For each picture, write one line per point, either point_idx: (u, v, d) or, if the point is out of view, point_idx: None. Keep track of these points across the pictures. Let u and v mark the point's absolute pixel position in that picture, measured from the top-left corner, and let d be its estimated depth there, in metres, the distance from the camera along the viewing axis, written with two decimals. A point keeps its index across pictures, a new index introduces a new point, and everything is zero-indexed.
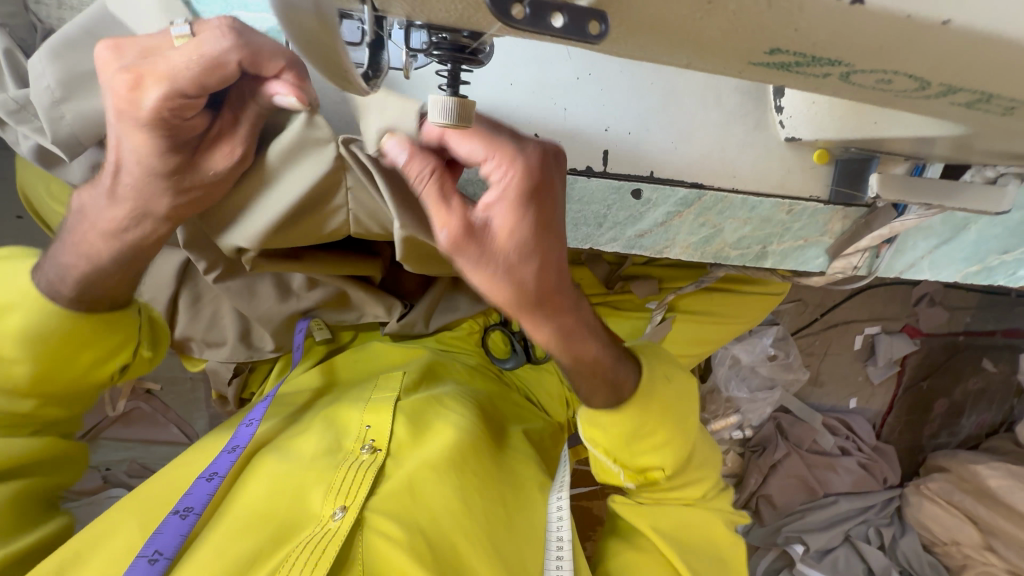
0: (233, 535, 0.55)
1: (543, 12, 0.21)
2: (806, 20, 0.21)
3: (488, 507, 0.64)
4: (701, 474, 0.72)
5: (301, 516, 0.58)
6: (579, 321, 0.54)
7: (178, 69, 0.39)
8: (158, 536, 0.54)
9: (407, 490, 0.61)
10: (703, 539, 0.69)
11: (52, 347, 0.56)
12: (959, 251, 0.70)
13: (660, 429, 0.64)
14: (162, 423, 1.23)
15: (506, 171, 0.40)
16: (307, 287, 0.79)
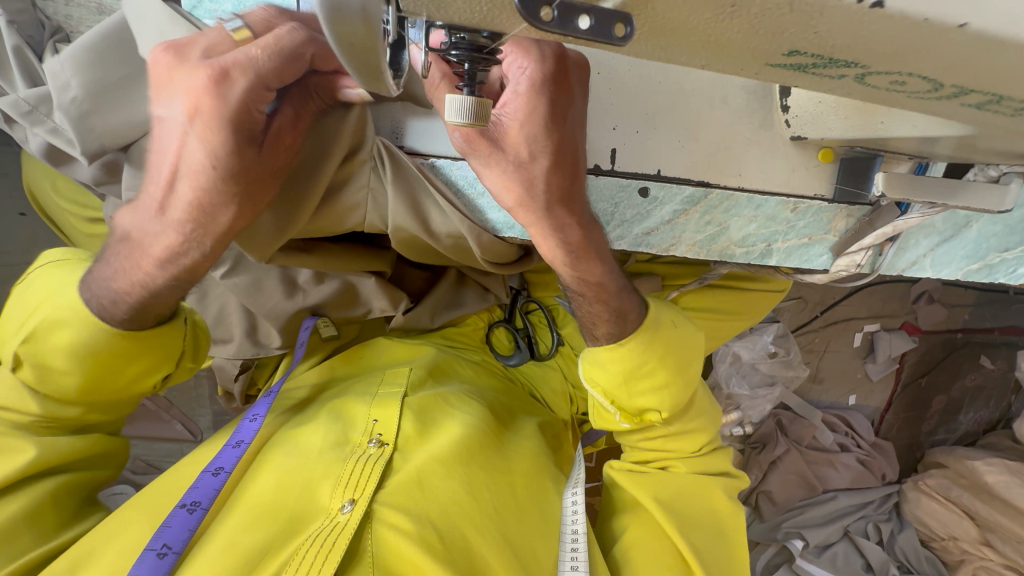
0: (243, 529, 0.56)
1: (570, 15, 0.21)
2: (826, 24, 0.22)
3: (498, 497, 0.65)
4: (698, 434, 0.73)
5: (310, 507, 0.59)
6: (591, 238, 0.57)
7: (261, 60, 0.40)
8: (165, 529, 0.55)
9: (415, 483, 0.62)
10: (705, 509, 0.70)
11: (93, 359, 0.56)
12: (960, 249, 0.71)
13: (659, 371, 0.65)
14: (167, 420, 1.23)
15: (520, 66, 0.44)
16: (314, 282, 0.80)
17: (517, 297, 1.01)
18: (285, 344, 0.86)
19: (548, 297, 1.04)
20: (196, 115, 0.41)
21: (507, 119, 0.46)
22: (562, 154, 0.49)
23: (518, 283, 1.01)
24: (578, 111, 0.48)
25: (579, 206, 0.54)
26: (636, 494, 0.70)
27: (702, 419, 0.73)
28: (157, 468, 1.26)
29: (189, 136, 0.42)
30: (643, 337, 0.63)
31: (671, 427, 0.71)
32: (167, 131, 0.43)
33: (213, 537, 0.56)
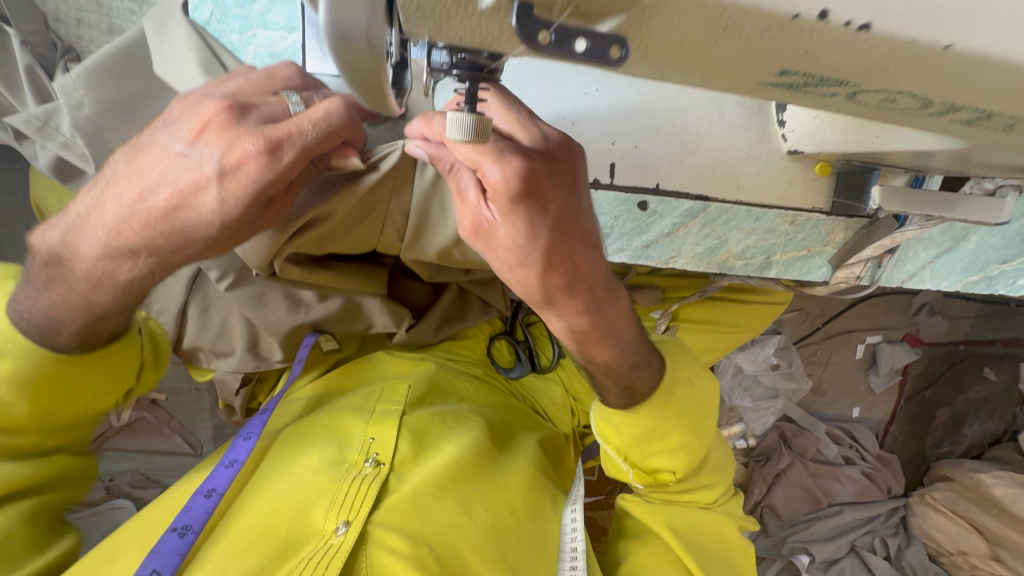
0: (237, 552, 0.55)
1: (567, 38, 0.22)
2: (814, 46, 0.23)
3: (494, 516, 0.64)
4: (715, 479, 0.72)
5: (305, 529, 0.58)
6: (597, 320, 0.56)
7: (311, 141, 0.42)
8: (155, 555, 0.54)
9: (411, 504, 0.61)
10: (715, 535, 0.69)
11: (60, 378, 0.54)
12: (959, 261, 0.71)
13: (673, 432, 0.64)
14: (168, 433, 1.23)
15: (496, 171, 0.42)
16: (318, 298, 0.80)
17: (518, 310, 1.02)
18: (286, 357, 0.86)
19: None
20: (227, 173, 0.41)
21: (502, 225, 0.46)
22: (556, 246, 0.47)
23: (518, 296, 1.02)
24: (574, 199, 0.47)
25: (592, 287, 0.52)
26: (647, 518, 0.68)
27: (720, 466, 0.73)
28: (157, 482, 1.26)
29: (207, 185, 0.41)
30: (665, 396, 0.63)
31: (688, 486, 0.70)
32: (177, 172, 0.41)
33: (207, 559, 0.56)
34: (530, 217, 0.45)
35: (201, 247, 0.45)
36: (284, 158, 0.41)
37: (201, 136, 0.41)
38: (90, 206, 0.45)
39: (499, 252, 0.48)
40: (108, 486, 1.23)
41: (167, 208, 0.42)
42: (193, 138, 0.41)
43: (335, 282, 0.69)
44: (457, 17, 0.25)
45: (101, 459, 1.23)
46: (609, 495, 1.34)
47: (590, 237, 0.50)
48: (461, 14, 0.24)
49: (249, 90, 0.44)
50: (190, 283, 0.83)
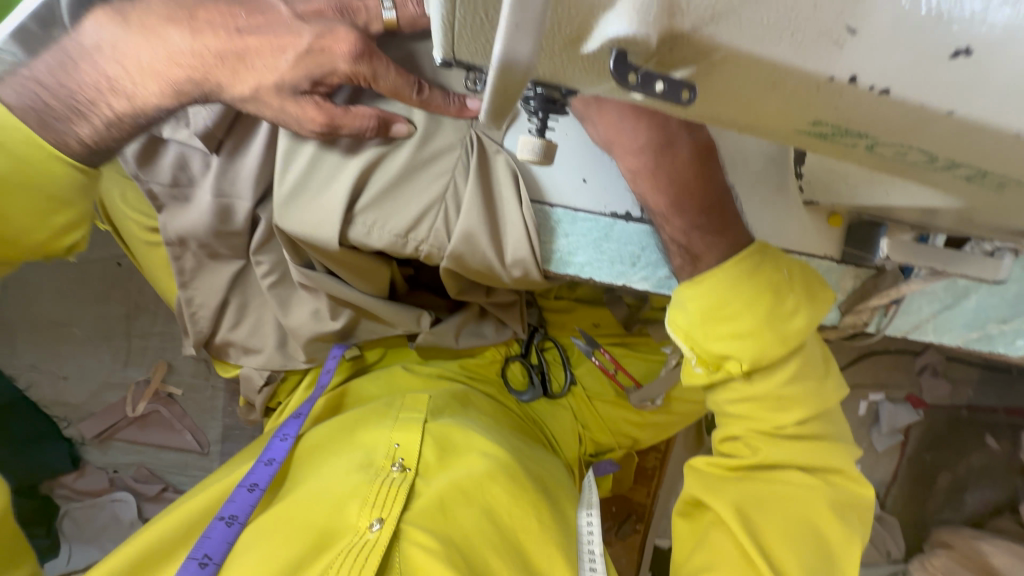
0: (276, 545, 0.59)
1: (651, 80, 0.26)
2: (845, 102, 0.28)
3: (518, 522, 0.66)
4: (783, 383, 0.57)
5: (340, 525, 0.62)
6: (715, 243, 0.56)
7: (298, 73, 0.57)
8: (207, 540, 0.61)
9: (439, 508, 0.64)
10: (797, 518, 0.55)
11: (14, 191, 0.56)
12: (960, 317, 0.76)
13: (744, 312, 0.54)
14: (177, 429, 1.23)
15: (643, 128, 0.54)
16: (332, 310, 0.85)
17: (535, 333, 1.07)
18: (310, 359, 0.92)
19: (563, 336, 1.11)
20: (307, 53, 0.56)
21: (630, 138, 0.55)
22: (676, 180, 0.55)
23: (537, 320, 1.08)
24: (708, 170, 0.56)
25: (701, 210, 0.56)
26: (707, 500, 0.58)
27: (798, 391, 0.57)
28: (159, 478, 1.25)
29: (283, 52, 0.57)
30: (736, 269, 0.54)
31: (770, 454, 0.58)
32: (266, 43, 0.58)
33: (246, 555, 0.59)
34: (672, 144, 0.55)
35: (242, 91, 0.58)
36: (342, 70, 0.55)
37: (313, 12, 0.59)
38: (177, 12, 0.58)
39: (625, 152, 0.56)
40: (111, 477, 1.23)
41: (246, 46, 0.57)
42: (308, 17, 0.59)
43: (352, 265, 0.74)
44: (561, 59, 0.28)
45: (109, 450, 1.23)
46: (607, 533, 1.36)
47: (738, 224, 0.57)
48: (564, 57, 0.28)
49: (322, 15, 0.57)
50: (231, 282, 0.87)
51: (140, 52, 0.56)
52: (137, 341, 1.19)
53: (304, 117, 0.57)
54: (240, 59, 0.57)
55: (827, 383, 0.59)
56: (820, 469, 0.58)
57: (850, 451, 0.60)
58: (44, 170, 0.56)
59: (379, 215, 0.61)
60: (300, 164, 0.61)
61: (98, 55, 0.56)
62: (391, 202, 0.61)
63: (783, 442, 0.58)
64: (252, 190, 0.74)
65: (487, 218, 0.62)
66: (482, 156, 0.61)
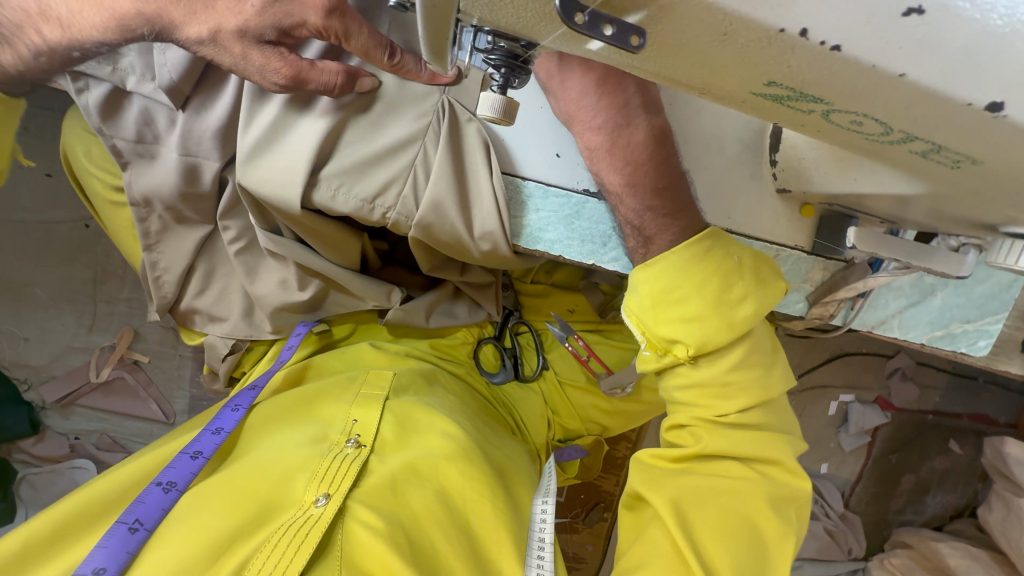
0: (214, 514, 0.58)
1: (598, 22, 0.26)
2: (796, 60, 0.27)
3: (471, 503, 0.66)
4: (729, 369, 0.57)
5: (286, 496, 0.61)
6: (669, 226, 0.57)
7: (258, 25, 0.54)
8: (141, 505, 0.58)
9: (390, 488, 0.63)
10: (733, 510, 0.55)
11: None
12: (926, 315, 0.77)
13: (695, 296, 0.53)
14: (142, 398, 1.20)
15: (601, 105, 0.55)
16: (302, 280, 0.83)
17: (510, 316, 1.08)
18: (276, 330, 0.90)
19: (538, 321, 1.11)
20: (275, 2, 0.54)
21: (588, 116, 0.56)
22: (630, 160, 0.57)
23: (512, 303, 1.09)
24: (663, 153, 0.57)
25: (654, 193, 0.57)
26: (648, 495, 0.58)
27: (742, 378, 0.58)
28: (122, 447, 1.22)
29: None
30: (689, 251, 0.54)
31: (713, 447, 0.58)
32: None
33: (180, 523, 0.57)
34: (630, 125, 0.56)
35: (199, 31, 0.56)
36: (312, 24, 0.53)
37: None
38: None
39: (584, 131, 0.57)
40: (72, 444, 1.20)
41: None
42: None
43: (318, 232, 0.73)
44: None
45: (70, 416, 1.20)
46: (574, 520, 1.37)
47: (691, 210, 0.58)
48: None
49: None
50: (198, 247, 0.86)
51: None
52: (103, 305, 1.16)
53: (268, 70, 0.54)
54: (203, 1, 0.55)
55: (771, 372, 0.60)
56: (757, 460, 0.58)
57: (790, 444, 0.60)
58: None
59: (345, 177, 0.60)
60: (263, 124, 0.59)
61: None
62: (357, 164, 0.59)
63: (726, 430, 0.58)
64: (218, 151, 0.72)
65: (456, 187, 0.61)
66: (453, 122, 0.60)
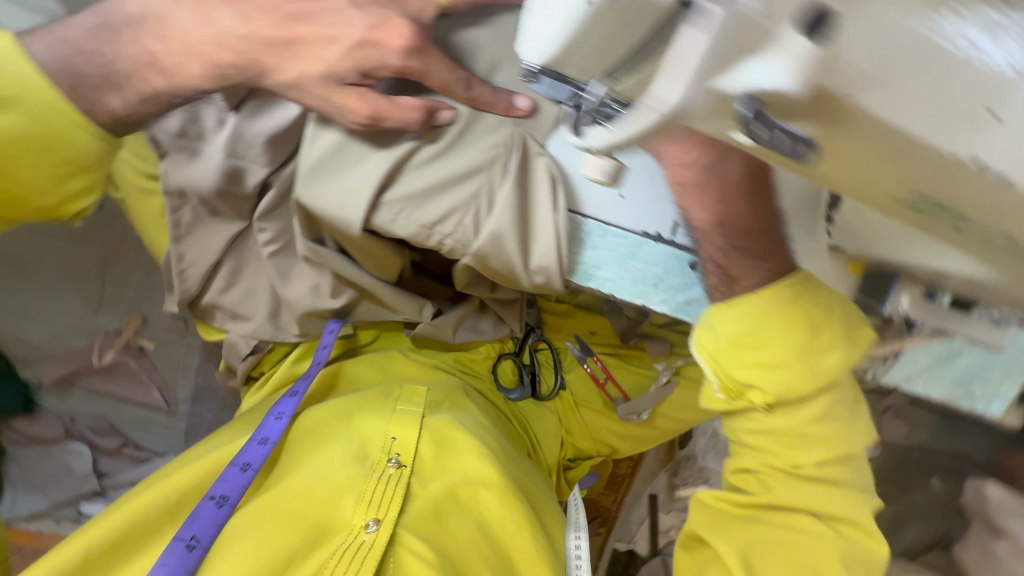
0: (265, 535, 0.58)
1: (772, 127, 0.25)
2: (959, 185, 0.27)
3: (509, 535, 0.66)
4: (811, 421, 0.58)
5: (333, 520, 0.61)
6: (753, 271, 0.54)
7: (336, 61, 0.52)
8: (196, 520, 0.60)
9: (433, 515, 0.63)
10: (806, 563, 0.57)
11: (13, 154, 0.50)
12: (948, 374, 0.78)
13: (778, 342, 0.54)
14: (145, 384, 1.17)
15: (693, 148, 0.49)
16: (335, 289, 0.82)
17: (530, 333, 1.07)
18: (303, 333, 0.88)
19: (558, 339, 1.10)
20: (357, 47, 0.52)
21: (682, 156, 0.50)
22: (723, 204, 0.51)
23: (535, 320, 1.07)
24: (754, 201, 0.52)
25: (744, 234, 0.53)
26: (711, 538, 0.62)
27: (825, 431, 0.58)
28: (119, 432, 1.20)
29: (332, 43, 0.52)
30: (778, 296, 0.54)
31: (787, 497, 0.60)
32: (326, 18, 0.53)
33: (231, 545, 0.58)
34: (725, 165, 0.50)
35: (286, 79, 0.54)
36: (394, 66, 0.52)
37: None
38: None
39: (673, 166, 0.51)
40: (67, 426, 1.17)
41: (295, 35, 0.52)
42: (364, 4, 0.53)
43: (362, 250, 0.71)
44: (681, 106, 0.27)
45: (67, 397, 1.17)
46: None
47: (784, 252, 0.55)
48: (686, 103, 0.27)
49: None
50: (228, 245, 0.83)
51: (185, 28, 0.51)
52: (110, 286, 1.12)
53: (347, 109, 0.53)
54: (288, 47, 0.53)
55: (854, 425, 0.60)
56: (833, 514, 0.59)
57: (867, 502, 0.61)
58: (60, 135, 0.51)
59: (416, 202, 0.58)
60: (326, 144, 0.57)
61: (143, 28, 0.51)
62: (427, 189, 0.58)
63: (798, 481, 0.60)
64: (266, 155, 0.71)
65: (518, 221, 0.60)
66: (522, 153, 0.59)
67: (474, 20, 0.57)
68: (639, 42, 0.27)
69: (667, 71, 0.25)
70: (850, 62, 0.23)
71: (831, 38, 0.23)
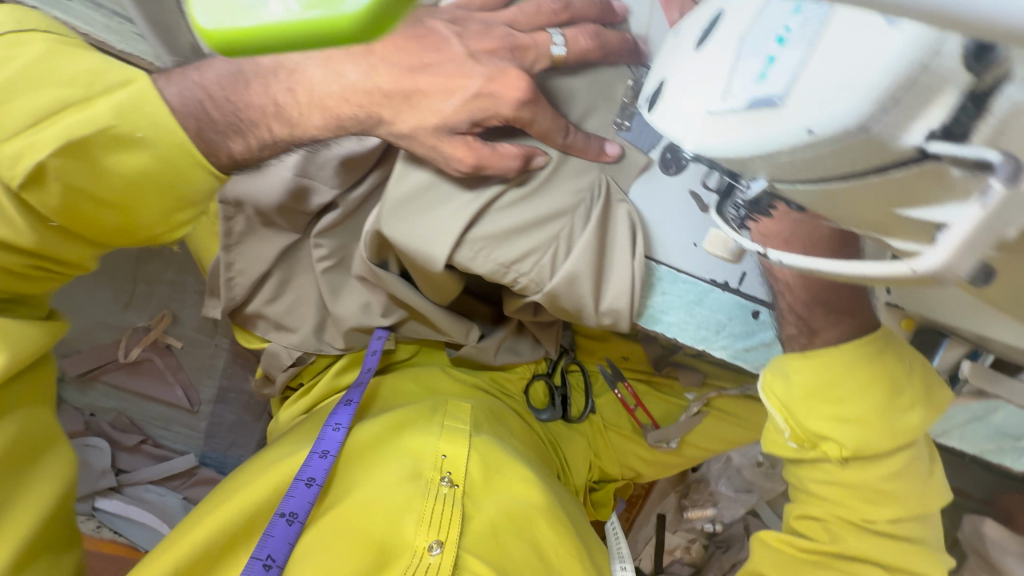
0: (334, 555, 0.58)
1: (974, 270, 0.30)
2: None
3: (565, 562, 0.65)
4: (886, 476, 0.59)
5: (396, 540, 0.61)
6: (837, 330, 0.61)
7: (451, 112, 0.56)
8: (270, 539, 0.60)
9: (492, 537, 0.63)
10: None
11: (138, 191, 0.50)
12: (982, 429, 0.80)
13: (855, 398, 0.58)
14: (169, 382, 1.15)
15: None
16: (387, 308, 0.82)
17: (563, 355, 1.07)
18: (348, 347, 0.88)
19: (589, 362, 1.12)
20: (474, 97, 0.55)
21: None
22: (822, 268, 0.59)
23: (569, 343, 1.08)
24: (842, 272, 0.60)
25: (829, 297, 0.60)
26: None
27: (899, 489, 0.60)
28: (139, 428, 1.17)
29: (451, 95, 0.56)
30: (859, 351, 0.59)
31: (858, 549, 0.60)
32: (444, 67, 0.57)
33: (303, 564, 0.58)
34: None
35: (400, 129, 0.57)
36: (504, 115, 0.55)
37: (487, 51, 0.57)
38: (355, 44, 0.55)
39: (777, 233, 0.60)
40: (87, 420, 1.14)
41: (415, 87, 0.56)
42: (480, 54, 0.57)
43: (422, 274, 0.71)
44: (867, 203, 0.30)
45: (89, 391, 1.15)
46: None
47: (865, 308, 0.61)
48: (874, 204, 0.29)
49: (499, 53, 0.58)
50: (278, 256, 0.82)
51: (314, 82, 0.53)
52: (142, 285, 1.12)
53: (452, 157, 0.55)
54: (407, 99, 0.56)
55: (929, 485, 0.61)
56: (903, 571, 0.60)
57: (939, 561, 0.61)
58: (186, 174, 0.51)
59: (504, 239, 0.58)
60: (416, 181, 0.59)
61: (274, 78, 0.53)
62: (513, 229, 0.58)
63: (870, 535, 0.61)
64: (337, 178, 0.70)
65: (595, 260, 0.60)
66: (604, 202, 0.60)
67: (576, 69, 0.60)
68: (854, 172, 0.27)
69: (938, 244, 0.26)
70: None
71: None
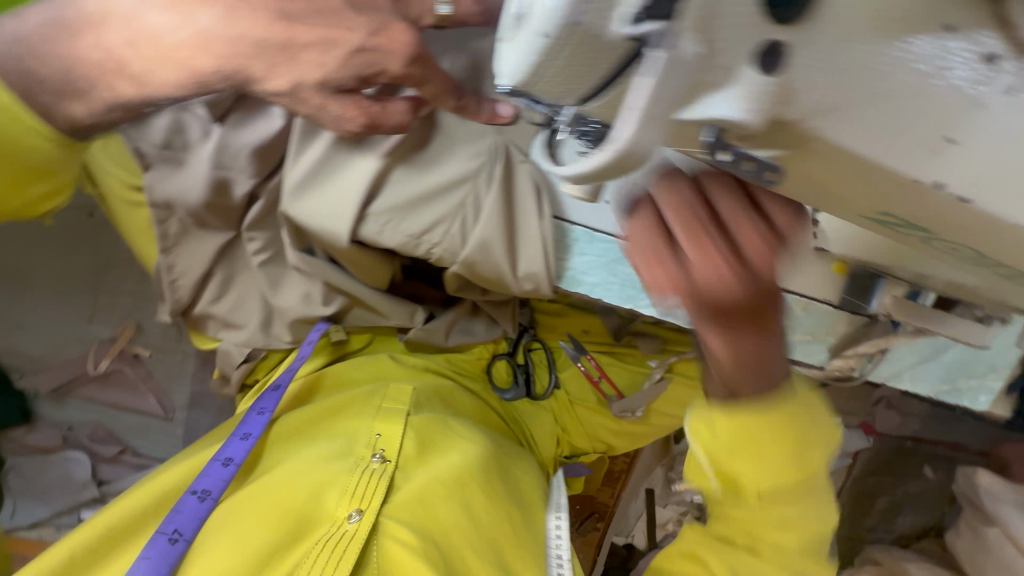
0: (249, 527, 0.60)
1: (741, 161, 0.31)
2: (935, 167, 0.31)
3: (494, 526, 0.66)
4: None
5: (317, 511, 0.62)
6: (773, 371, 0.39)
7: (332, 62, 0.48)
8: (178, 515, 0.62)
9: (418, 504, 0.64)
10: None
11: None
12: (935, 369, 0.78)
13: None
14: (141, 391, 1.17)
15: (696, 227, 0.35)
16: (325, 297, 0.82)
17: (524, 333, 1.06)
18: (296, 339, 0.89)
19: (551, 338, 1.10)
20: (358, 51, 0.48)
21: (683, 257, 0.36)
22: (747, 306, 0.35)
23: (529, 320, 1.07)
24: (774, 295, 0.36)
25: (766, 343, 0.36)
26: None
27: None
28: (118, 439, 1.19)
29: (332, 47, 0.48)
30: None
31: None
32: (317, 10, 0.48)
33: (218, 537, 0.60)
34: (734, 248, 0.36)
35: (276, 85, 0.50)
36: (394, 71, 0.49)
37: None
38: None
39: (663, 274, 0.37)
40: (65, 434, 1.17)
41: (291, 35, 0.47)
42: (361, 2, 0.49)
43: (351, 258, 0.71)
44: None
45: (65, 406, 1.17)
46: None
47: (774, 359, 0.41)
48: None
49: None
50: (217, 254, 0.83)
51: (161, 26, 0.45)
52: (104, 297, 1.13)
53: (343, 117, 0.52)
54: (286, 52, 0.48)
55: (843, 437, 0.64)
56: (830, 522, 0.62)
57: None
58: (22, 141, 0.44)
59: (405, 212, 0.59)
60: (315, 151, 0.59)
61: (108, 26, 0.45)
62: (415, 200, 0.58)
63: None
64: (253, 166, 0.72)
65: (504, 225, 0.60)
66: (504, 162, 0.60)
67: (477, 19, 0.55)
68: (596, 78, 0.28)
69: (626, 112, 0.26)
70: (807, 97, 0.27)
71: (781, 66, 0.26)
